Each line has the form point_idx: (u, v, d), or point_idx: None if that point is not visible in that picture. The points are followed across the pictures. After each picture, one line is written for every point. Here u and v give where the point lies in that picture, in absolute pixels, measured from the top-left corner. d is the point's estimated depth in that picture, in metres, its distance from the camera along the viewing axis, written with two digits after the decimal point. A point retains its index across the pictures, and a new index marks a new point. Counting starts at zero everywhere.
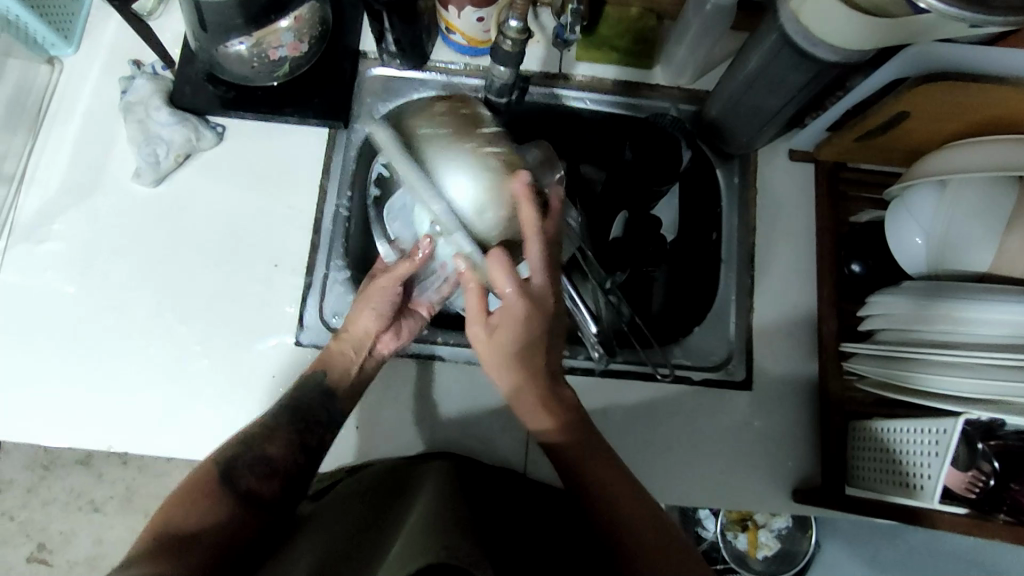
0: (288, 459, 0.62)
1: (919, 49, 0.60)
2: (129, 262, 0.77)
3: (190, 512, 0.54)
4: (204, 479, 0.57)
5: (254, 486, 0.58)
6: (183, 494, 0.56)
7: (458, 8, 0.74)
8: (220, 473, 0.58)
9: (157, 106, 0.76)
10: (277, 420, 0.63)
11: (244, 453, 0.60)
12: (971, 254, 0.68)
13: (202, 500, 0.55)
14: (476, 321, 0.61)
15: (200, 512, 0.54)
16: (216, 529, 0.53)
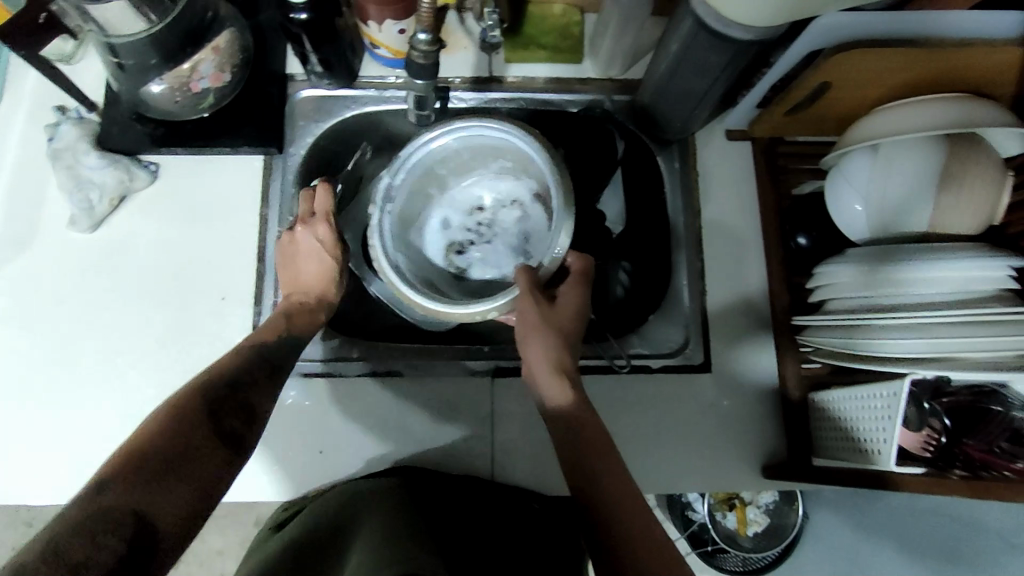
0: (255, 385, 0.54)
1: (829, 19, 0.61)
2: (74, 311, 0.75)
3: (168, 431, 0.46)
4: (195, 404, 0.49)
5: (232, 426, 0.49)
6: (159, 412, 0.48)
7: (378, 23, 0.74)
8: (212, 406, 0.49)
9: (85, 151, 0.75)
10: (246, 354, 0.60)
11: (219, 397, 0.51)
12: (909, 216, 0.69)
13: (164, 423, 0.46)
14: (523, 304, 0.61)
15: (169, 426, 0.46)
16: (191, 449, 0.46)
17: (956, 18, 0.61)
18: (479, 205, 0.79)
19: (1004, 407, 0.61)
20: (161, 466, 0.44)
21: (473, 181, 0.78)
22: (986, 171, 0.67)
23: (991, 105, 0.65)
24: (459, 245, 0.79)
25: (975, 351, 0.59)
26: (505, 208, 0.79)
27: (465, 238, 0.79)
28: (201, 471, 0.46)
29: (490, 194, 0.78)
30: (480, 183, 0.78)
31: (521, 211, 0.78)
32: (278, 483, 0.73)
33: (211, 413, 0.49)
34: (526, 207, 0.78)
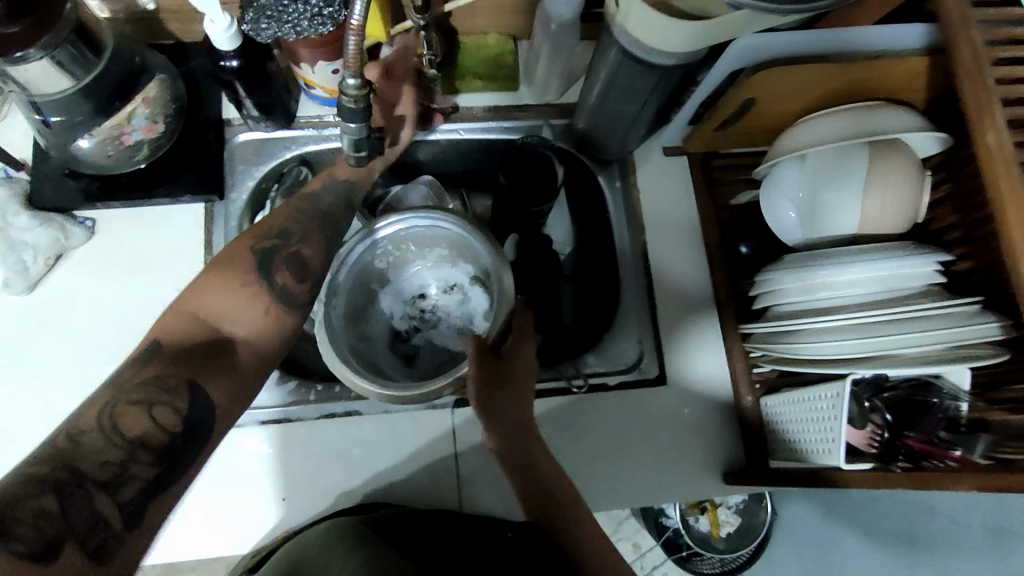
0: (309, 279, 0.62)
1: (744, 42, 0.63)
2: (13, 376, 0.73)
3: (184, 330, 0.54)
4: (241, 262, 0.59)
5: (285, 281, 0.60)
6: (176, 320, 0.55)
7: (311, 64, 0.74)
8: (257, 269, 0.59)
9: (15, 211, 0.73)
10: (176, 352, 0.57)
11: (280, 251, 0.61)
12: (840, 220, 0.71)
13: (243, 296, 0.58)
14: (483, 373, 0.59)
15: (231, 315, 0.57)
16: (241, 344, 0.56)
17: (864, 33, 0.65)
18: (421, 292, 0.79)
19: (939, 399, 0.63)
20: (222, 346, 0.55)
21: (413, 268, 0.78)
22: (909, 172, 0.70)
23: (905, 110, 0.68)
24: (407, 332, 0.80)
25: (909, 347, 0.62)
26: (446, 288, 0.79)
27: (410, 325, 0.80)
28: (258, 364, 0.57)
29: (430, 277, 0.78)
30: (421, 272, 0.78)
31: (461, 295, 0.78)
32: (239, 536, 0.71)
33: (275, 283, 0.59)
34: (466, 289, 0.78)
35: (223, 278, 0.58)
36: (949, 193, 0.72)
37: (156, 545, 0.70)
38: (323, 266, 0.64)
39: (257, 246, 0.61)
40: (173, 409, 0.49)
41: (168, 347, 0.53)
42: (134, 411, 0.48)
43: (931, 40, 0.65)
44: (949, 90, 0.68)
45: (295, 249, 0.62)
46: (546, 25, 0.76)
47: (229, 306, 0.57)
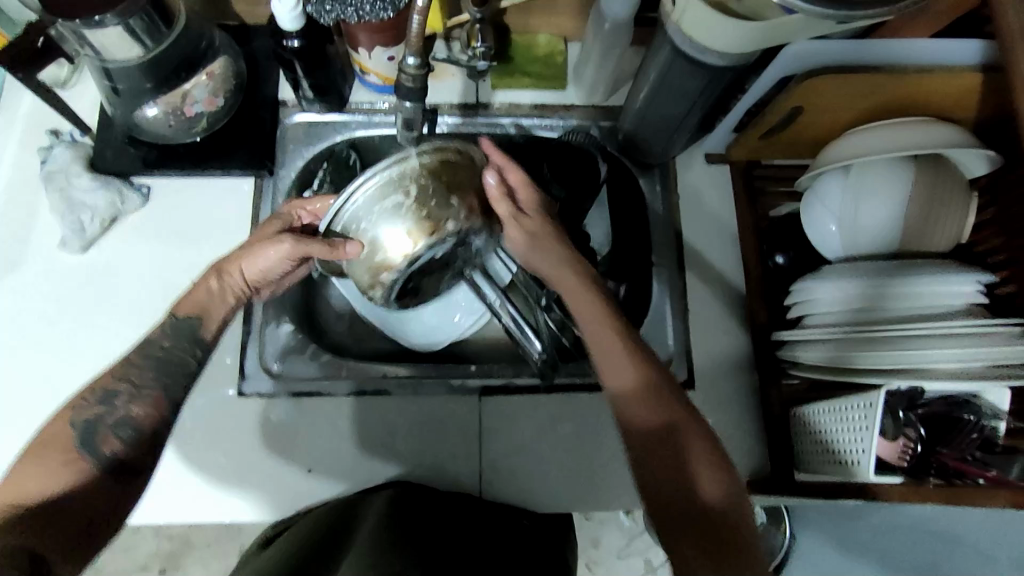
0: (153, 425, 0.57)
1: (797, 47, 0.65)
2: (62, 333, 0.75)
3: (44, 468, 0.52)
4: (66, 433, 0.54)
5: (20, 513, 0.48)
6: (43, 456, 0.53)
7: (368, 50, 0.77)
8: (80, 436, 0.54)
9: (78, 173, 0.77)
10: (185, 351, 0.61)
11: (106, 417, 0.56)
12: (880, 233, 0.72)
13: (61, 468, 0.52)
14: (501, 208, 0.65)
15: (54, 478, 0.51)
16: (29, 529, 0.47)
17: (915, 47, 0.66)
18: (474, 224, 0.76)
19: (976, 416, 0.63)
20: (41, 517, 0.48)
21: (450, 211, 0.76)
22: (945, 191, 0.71)
23: (952, 127, 0.68)
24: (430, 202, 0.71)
25: (948, 361, 0.61)
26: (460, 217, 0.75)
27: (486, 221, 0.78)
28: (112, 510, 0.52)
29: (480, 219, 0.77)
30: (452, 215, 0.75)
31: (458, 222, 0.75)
32: (262, 503, 0.73)
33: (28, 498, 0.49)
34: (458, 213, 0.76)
35: (44, 455, 0.53)
36: (995, 216, 0.72)
37: (180, 505, 0.72)
38: (161, 414, 0.58)
39: (79, 414, 0.56)
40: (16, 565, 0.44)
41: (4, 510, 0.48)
42: None
43: (986, 58, 0.66)
44: (1000, 110, 0.68)
45: (148, 390, 0.58)
46: (600, 26, 0.78)
47: (49, 479, 0.51)
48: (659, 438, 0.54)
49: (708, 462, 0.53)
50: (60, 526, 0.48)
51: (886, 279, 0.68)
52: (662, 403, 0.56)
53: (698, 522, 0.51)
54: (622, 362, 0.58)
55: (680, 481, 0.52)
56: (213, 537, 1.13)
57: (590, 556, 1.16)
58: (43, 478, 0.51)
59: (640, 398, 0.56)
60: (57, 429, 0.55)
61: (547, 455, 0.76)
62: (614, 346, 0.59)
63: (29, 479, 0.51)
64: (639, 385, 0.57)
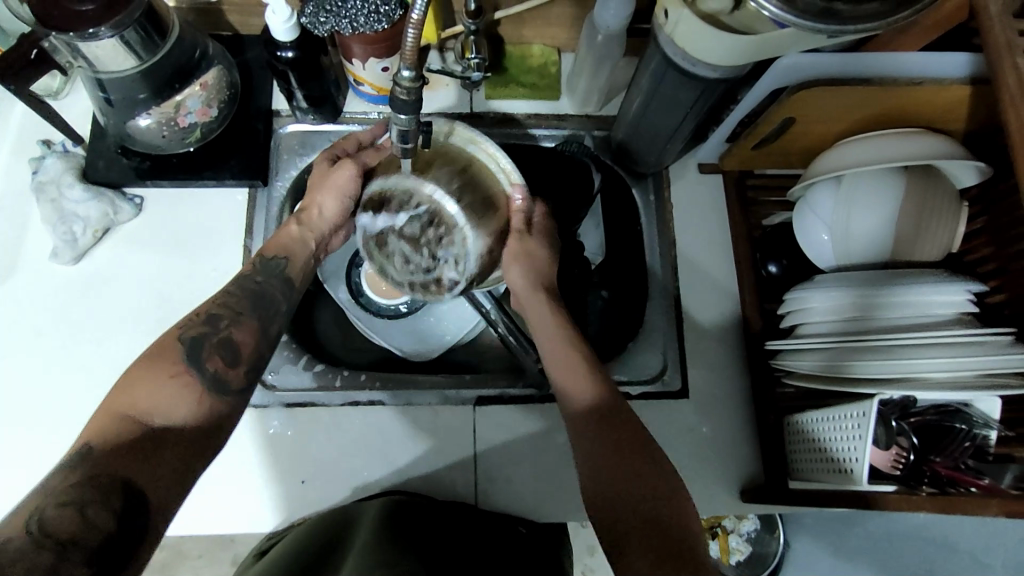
0: (253, 345, 0.60)
1: (788, 60, 0.65)
2: (53, 345, 0.75)
3: (150, 389, 0.54)
4: (175, 351, 0.56)
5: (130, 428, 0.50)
6: (149, 375, 0.55)
7: (362, 61, 0.77)
8: (187, 352, 0.56)
9: (70, 183, 0.76)
10: (272, 281, 0.63)
11: (212, 335, 0.58)
12: (873, 243, 0.72)
13: (170, 385, 0.54)
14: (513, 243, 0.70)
15: (162, 403, 0.53)
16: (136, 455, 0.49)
17: (906, 59, 0.66)
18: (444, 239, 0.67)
19: (968, 425, 0.63)
20: (151, 441, 0.51)
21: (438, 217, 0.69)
22: (937, 201, 0.71)
23: (942, 137, 0.69)
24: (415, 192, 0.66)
25: (939, 371, 0.62)
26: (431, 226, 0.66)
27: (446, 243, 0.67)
28: (204, 439, 0.54)
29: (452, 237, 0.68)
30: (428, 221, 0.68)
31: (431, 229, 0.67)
32: (257, 514, 0.72)
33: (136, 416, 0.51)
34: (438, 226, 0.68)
35: (148, 373, 0.54)
36: (985, 225, 0.73)
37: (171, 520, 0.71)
38: (257, 346, 0.60)
39: (186, 332, 0.58)
40: (111, 505, 0.46)
41: (105, 432, 0.50)
42: (63, 512, 0.45)
43: (975, 70, 0.66)
44: (989, 121, 0.69)
45: (246, 318, 0.60)
46: (593, 37, 0.78)
47: (166, 399, 0.53)
48: (620, 447, 0.57)
49: (664, 485, 0.55)
50: (161, 455, 0.50)
51: (876, 289, 0.68)
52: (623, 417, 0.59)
53: (647, 527, 0.53)
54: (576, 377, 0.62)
55: (635, 493, 0.54)
56: (207, 549, 1.12)
57: (585, 563, 1.16)
58: (151, 395, 0.53)
59: (588, 407, 0.60)
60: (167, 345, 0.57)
61: (543, 464, 0.76)
62: (576, 370, 0.62)
63: (135, 395, 0.53)
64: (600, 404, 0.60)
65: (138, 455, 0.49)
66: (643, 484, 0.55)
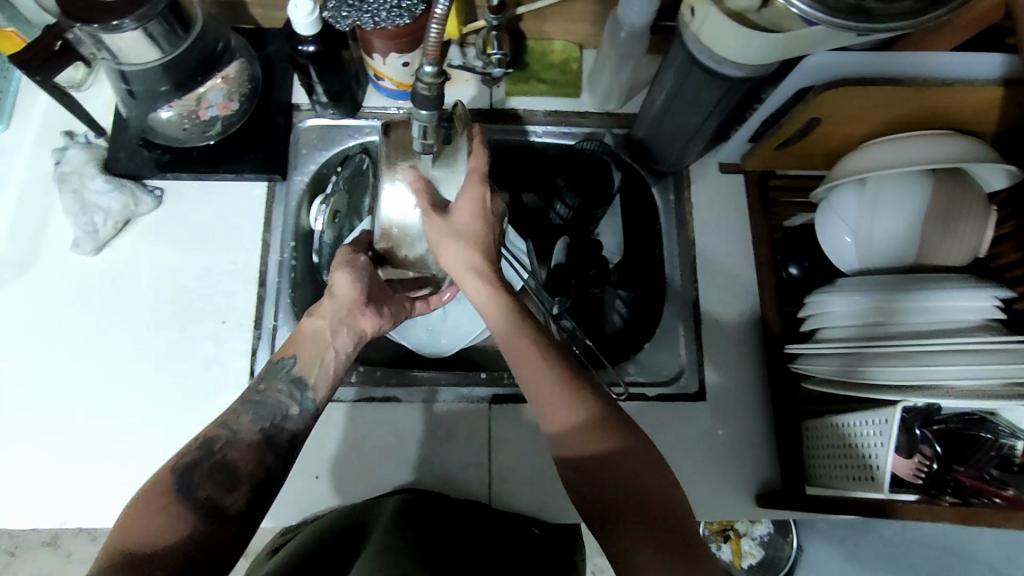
0: (253, 462, 0.57)
1: (814, 59, 0.64)
2: (74, 334, 0.75)
3: (147, 514, 0.51)
4: (169, 478, 0.54)
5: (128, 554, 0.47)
6: (147, 498, 0.53)
7: (383, 55, 0.76)
8: (179, 480, 0.54)
9: (92, 174, 0.77)
10: (277, 390, 0.61)
11: (207, 459, 0.56)
12: (897, 247, 0.71)
13: (166, 513, 0.52)
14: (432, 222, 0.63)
15: (160, 528, 0.50)
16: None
17: (936, 59, 0.65)
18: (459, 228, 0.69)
19: (993, 435, 0.63)
20: (150, 559, 0.48)
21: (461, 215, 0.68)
22: (965, 205, 0.70)
23: (971, 139, 0.68)
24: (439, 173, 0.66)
25: (964, 378, 0.60)
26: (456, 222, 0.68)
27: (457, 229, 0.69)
28: (212, 553, 0.51)
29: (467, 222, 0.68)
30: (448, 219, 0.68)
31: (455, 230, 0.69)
32: (270, 508, 0.73)
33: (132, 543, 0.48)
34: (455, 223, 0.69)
35: (146, 504, 0.52)
36: (1013, 230, 0.71)
37: None
38: (260, 455, 0.58)
39: (183, 459, 0.56)
40: None
41: (104, 565, 0.47)
42: None
43: (1008, 71, 0.65)
44: (1021, 124, 0.68)
45: (245, 433, 0.59)
46: (615, 34, 0.77)
47: (160, 524, 0.51)
48: (613, 462, 0.54)
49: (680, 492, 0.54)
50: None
51: (901, 294, 0.67)
52: (613, 428, 0.56)
53: (662, 535, 0.50)
54: (549, 389, 0.57)
55: (655, 499, 0.52)
56: None
57: (596, 563, 1.16)
58: (146, 524, 0.50)
59: (581, 424, 0.56)
60: (165, 471, 0.55)
61: (555, 464, 0.76)
62: (555, 385, 0.58)
63: (131, 525, 0.50)
64: (590, 420, 0.56)
65: None
66: (639, 489, 0.53)
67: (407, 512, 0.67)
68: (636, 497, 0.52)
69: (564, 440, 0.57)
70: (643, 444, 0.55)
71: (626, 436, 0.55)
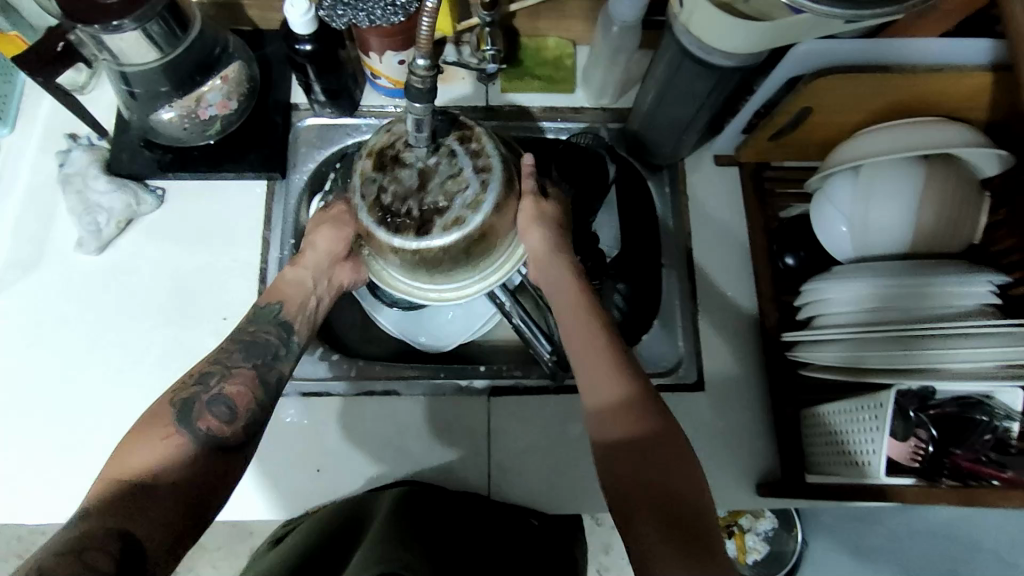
0: (249, 401, 0.57)
1: (802, 48, 0.65)
2: (78, 332, 0.77)
3: (140, 451, 0.52)
4: (164, 413, 0.54)
5: (120, 489, 0.48)
6: (141, 435, 0.53)
7: (379, 54, 0.77)
8: (178, 413, 0.54)
9: (94, 175, 0.78)
10: (271, 331, 0.62)
11: (203, 395, 0.56)
12: (892, 234, 0.71)
13: (161, 443, 0.52)
14: (529, 205, 0.69)
15: (154, 461, 0.51)
16: (128, 517, 0.47)
17: (925, 46, 0.65)
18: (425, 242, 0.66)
19: (988, 417, 0.62)
20: (145, 495, 0.48)
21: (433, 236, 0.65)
22: (960, 191, 0.70)
23: (964, 126, 0.68)
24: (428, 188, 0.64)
25: (964, 361, 0.61)
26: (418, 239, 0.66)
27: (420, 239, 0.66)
28: (206, 489, 0.52)
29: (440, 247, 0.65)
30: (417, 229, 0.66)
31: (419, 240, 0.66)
32: (272, 502, 0.73)
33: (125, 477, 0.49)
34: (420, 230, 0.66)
35: (141, 437, 0.53)
36: (1007, 217, 0.71)
37: None
38: (254, 395, 0.58)
39: (178, 394, 0.56)
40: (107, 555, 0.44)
41: (97, 501, 0.48)
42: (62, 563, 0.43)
43: (996, 57, 0.65)
44: (1011, 110, 0.68)
45: (240, 369, 0.58)
46: (607, 29, 0.78)
47: (153, 458, 0.51)
48: (642, 440, 0.55)
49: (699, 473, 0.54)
50: (154, 515, 0.48)
51: (902, 279, 0.67)
52: (646, 409, 0.56)
53: (671, 518, 0.51)
54: (602, 366, 0.59)
55: (666, 481, 0.53)
56: (225, 540, 1.14)
57: (600, 561, 1.16)
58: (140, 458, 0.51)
59: (615, 403, 0.57)
60: (162, 403, 0.55)
61: (555, 456, 0.76)
62: (601, 360, 0.59)
63: (121, 463, 0.51)
64: (624, 395, 0.57)
65: (130, 523, 0.46)
66: (659, 476, 0.53)
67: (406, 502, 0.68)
68: (655, 480, 0.53)
69: (597, 415, 0.58)
70: (668, 422, 0.56)
71: (658, 419, 0.56)
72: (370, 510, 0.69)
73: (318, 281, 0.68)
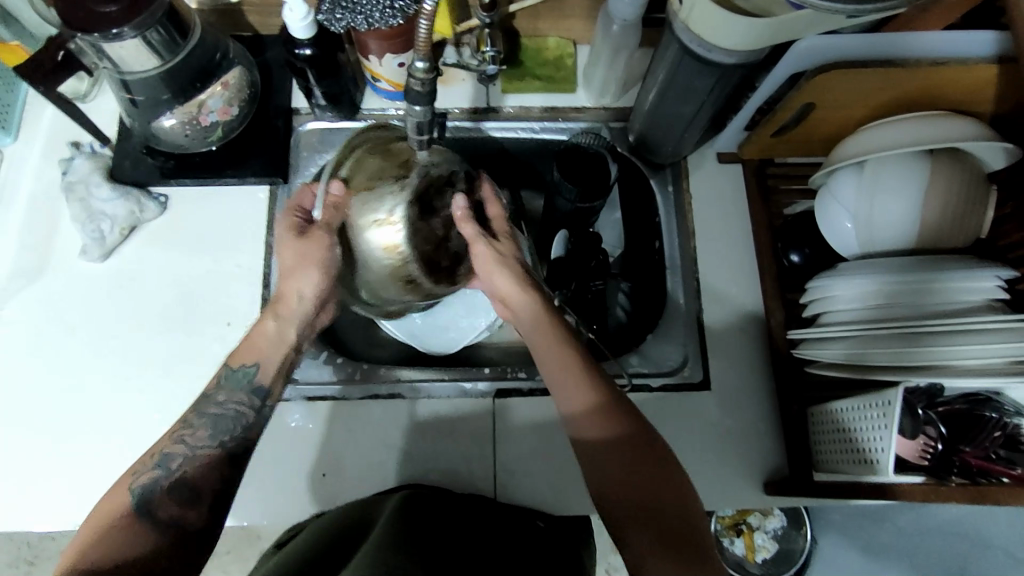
0: (213, 474, 0.58)
1: (805, 44, 0.64)
2: (83, 340, 0.77)
3: (101, 539, 0.52)
4: (118, 501, 0.55)
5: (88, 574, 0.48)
6: (96, 525, 0.53)
7: (379, 56, 0.77)
8: (136, 499, 0.55)
9: (97, 183, 0.78)
10: (242, 402, 0.62)
11: (162, 476, 0.56)
12: (896, 231, 0.70)
13: (122, 533, 0.53)
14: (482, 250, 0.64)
15: (117, 547, 0.51)
16: None
17: (928, 39, 0.65)
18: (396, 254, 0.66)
19: (998, 414, 0.63)
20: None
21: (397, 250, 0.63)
22: (966, 185, 0.69)
23: (972, 120, 0.68)
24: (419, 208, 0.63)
25: (963, 358, 0.60)
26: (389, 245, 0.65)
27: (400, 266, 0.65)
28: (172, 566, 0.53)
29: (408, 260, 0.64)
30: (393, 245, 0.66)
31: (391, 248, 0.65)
32: (278, 506, 0.73)
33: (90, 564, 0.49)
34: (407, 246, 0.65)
35: (101, 525, 0.53)
36: (1014, 211, 0.71)
37: None
38: (223, 473, 0.59)
39: (137, 476, 0.56)
40: None
41: None
42: None
43: (1002, 49, 0.65)
44: (1017, 102, 0.68)
45: (204, 448, 0.59)
46: (608, 28, 0.78)
47: (116, 544, 0.52)
48: (615, 449, 0.56)
49: (686, 484, 0.55)
50: None
51: (907, 275, 0.66)
52: (621, 416, 0.58)
53: (659, 531, 0.53)
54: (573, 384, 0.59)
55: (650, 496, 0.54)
56: (234, 543, 1.14)
57: (609, 561, 1.15)
58: (102, 546, 0.51)
59: (590, 417, 0.58)
60: (119, 490, 0.56)
61: (560, 457, 0.76)
62: (565, 370, 0.60)
63: (79, 551, 0.50)
64: (593, 404, 0.58)
65: None
66: (644, 491, 0.54)
67: (411, 505, 0.67)
68: (632, 487, 0.55)
69: (575, 425, 0.59)
70: (646, 430, 0.57)
71: (629, 425, 0.57)
72: (373, 511, 0.69)
73: (300, 333, 0.67)
